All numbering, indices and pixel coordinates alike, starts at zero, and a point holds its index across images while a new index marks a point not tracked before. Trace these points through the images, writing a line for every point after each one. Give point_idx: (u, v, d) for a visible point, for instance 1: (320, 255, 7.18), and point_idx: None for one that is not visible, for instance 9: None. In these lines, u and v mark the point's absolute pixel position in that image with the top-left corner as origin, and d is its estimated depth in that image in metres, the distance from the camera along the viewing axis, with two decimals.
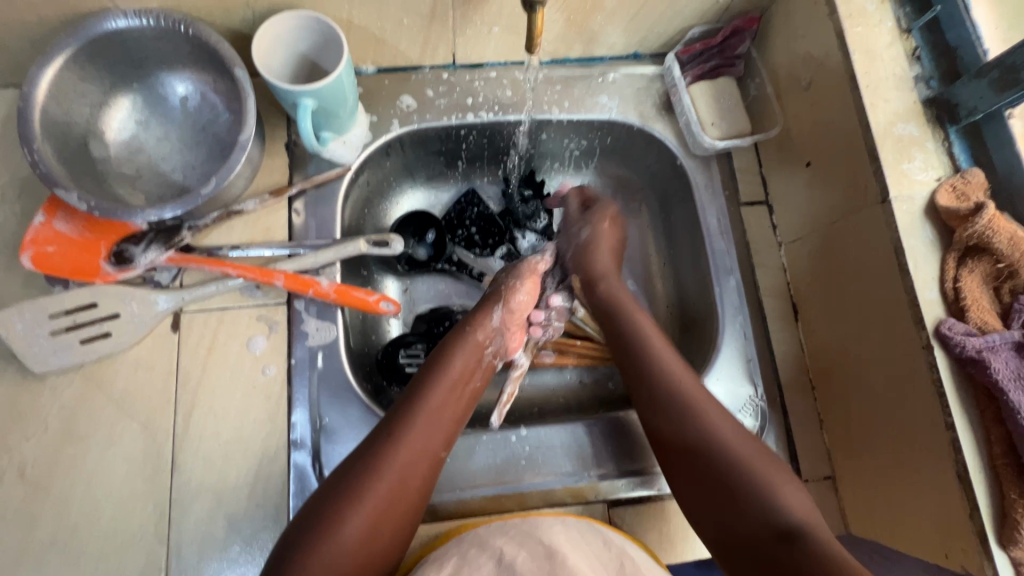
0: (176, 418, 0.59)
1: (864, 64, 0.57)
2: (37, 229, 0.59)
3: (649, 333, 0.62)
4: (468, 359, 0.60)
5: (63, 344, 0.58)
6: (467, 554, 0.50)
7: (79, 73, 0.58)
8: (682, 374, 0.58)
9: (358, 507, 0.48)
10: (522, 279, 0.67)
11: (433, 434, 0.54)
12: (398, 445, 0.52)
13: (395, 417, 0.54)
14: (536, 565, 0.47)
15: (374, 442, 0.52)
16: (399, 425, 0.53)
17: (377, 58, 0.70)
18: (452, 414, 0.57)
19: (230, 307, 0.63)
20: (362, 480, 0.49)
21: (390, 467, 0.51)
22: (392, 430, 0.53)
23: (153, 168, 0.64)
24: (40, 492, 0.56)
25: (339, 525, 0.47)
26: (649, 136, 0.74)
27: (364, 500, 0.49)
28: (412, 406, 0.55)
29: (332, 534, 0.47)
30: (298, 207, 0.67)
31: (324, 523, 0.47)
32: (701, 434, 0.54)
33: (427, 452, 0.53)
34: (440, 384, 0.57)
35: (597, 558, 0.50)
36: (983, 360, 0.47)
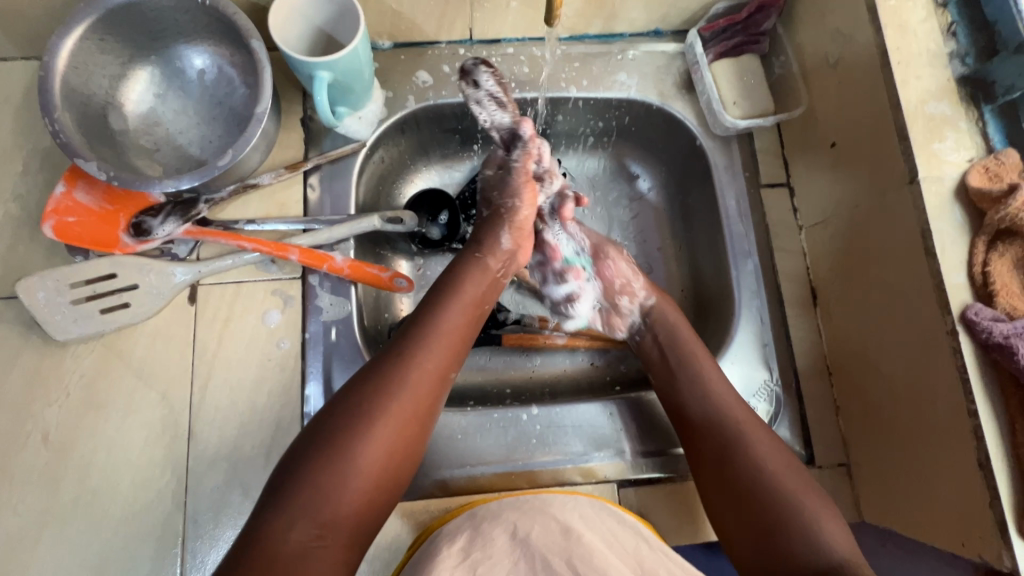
0: (193, 388, 0.60)
1: (897, 39, 0.55)
2: (59, 199, 0.60)
3: (704, 363, 0.61)
4: (479, 283, 0.60)
5: (84, 313, 0.59)
6: (478, 525, 0.51)
7: (98, 43, 0.58)
8: (740, 411, 0.58)
9: (376, 423, 0.49)
10: (520, 196, 0.65)
11: (448, 357, 0.55)
12: (415, 367, 0.52)
13: (409, 339, 0.54)
14: (552, 542, 0.49)
15: (386, 361, 0.52)
16: (385, 382, 0.51)
17: (394, 32, 0.69)
18: (444, 374, 0.54)
19: (246, 281, 0.63)
20: (380, 397, 0.50)
21: (407, 387, 0.51)
22: (408, 352, 0.53)
23: (170, 141, 0.64)
24: (63, 456, 0.58)
25: (354, 444, 0.48)
26: (668, 116, 0.73)
27: (380, 420, 0.49)
28: (426, 328, 0.55)
29: (343, 461, 0.47)
30: (313, 181, 0.67)
31: (337, 441, 0.48)
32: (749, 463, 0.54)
33: (418, 414, 0.51)
34: (455, 309, 0.57)
35: (614, 532, 0.50)
36: (1010, 346, 0.46)
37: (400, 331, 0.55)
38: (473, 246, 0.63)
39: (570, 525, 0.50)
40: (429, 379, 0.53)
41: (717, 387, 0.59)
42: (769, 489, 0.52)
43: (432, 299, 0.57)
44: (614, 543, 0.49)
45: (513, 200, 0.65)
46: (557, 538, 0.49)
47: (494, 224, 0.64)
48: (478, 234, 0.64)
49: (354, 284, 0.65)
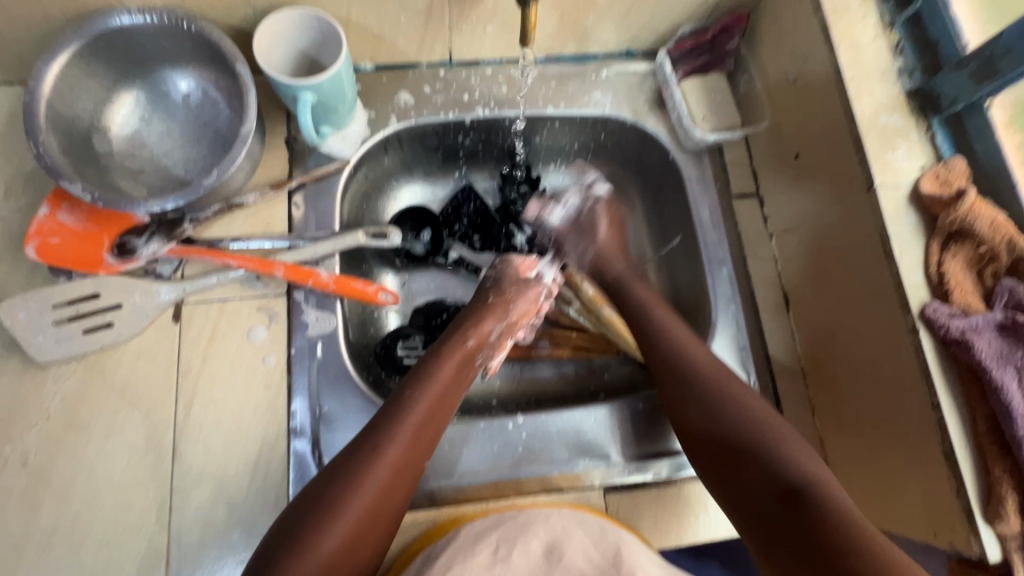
0: (178, 407, 0.60)
1: (849, 57, 0.59)
2: (42, 221, 0.60)
3: (682, 338, 0.62)
4: (459, 362, 0.61)
5: (66, 333, 0.59)
6: (463, 544, 0.51)
7: (84, 68, 0.59)
8: (692, 342, 0.61)
9: (343, 513, 0.49)
10: (523, 293, 0.68)
11: (415, 449, 0.54)
12: (380, 464, 0.52)
13: (379, 429, 0.54)
14: (535, 566, 0.50)
15: (362, 442, 0.53)
16: (359, 465, 0.51)
17: (375, 55, 0.71)
18: (417, 459, 0.54)
19: (231, 298, 0.63)
20: (344, 492, 0.50)
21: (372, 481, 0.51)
22: (376, 447, 0.52)
23: (155, 163, 0.65)
24: (43, 479, 0.57)
25: (318, 540, 0.47)
26: (641, 131, 0.76)
27: (345, 513, 0.49)
28: (401, 408, 0.55)
29: (309, 551, 0.46)
30: (298, 200, 0.68)
31: (300, 540, 0.47)
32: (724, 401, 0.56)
33: (387, 498, 0.51)
34: (423, 398, 0.57)
35: (594, 546, 0.52)
36: (966, 340, 0.48)
37: (378, 412, 0.56)
38: (463, 331, 0.64)
39: (554, 543, 0.52)
40: (404, 464, 0.53)
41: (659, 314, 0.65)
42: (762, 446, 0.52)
43: (424, 368, 0.60)
44: (595, 561, 0.51)
45: (512, 295, 0.67)
46: (539, 558, 0.50)
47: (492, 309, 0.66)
48: (468, 311, 0.67)
49: (339, 298, 0.65)
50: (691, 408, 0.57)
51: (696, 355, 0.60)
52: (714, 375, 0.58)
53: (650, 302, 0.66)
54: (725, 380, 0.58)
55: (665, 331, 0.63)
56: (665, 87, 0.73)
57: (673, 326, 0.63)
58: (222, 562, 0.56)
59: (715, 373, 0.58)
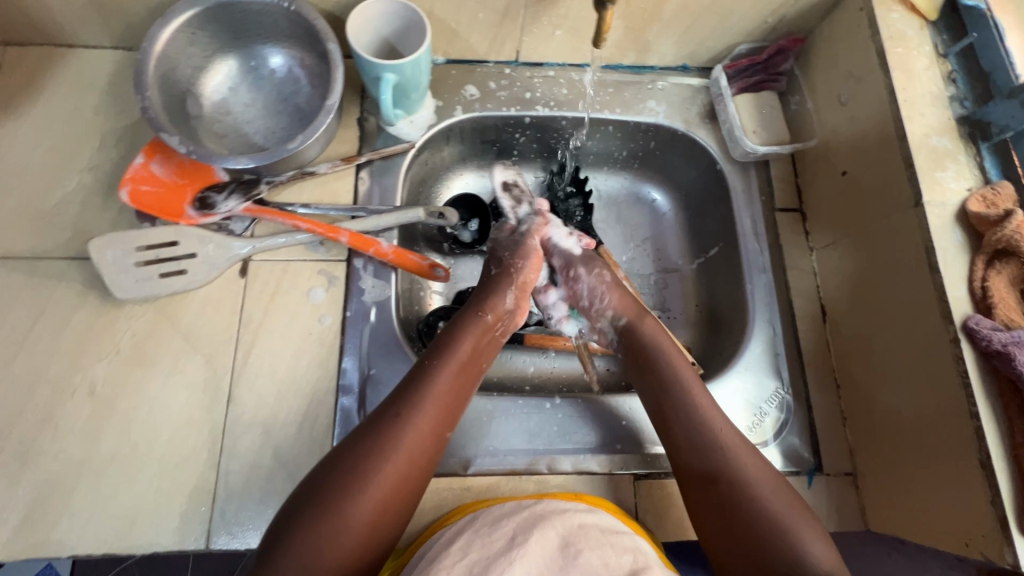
0: (236, 355, 0.64)
1: (903, 81, 0.61)
2: (137, 168, 0.65)
3: (696, 393, 0.60)
4: (478, 339, 0.63)
5: (145, 275, 0.63)
6: (483, 528, 0.53)
7: (190, 36, 0.64)
8: (701, 395, 0.60)
9: (367, 483, 0.51)
10: (527, 258, 0.70)
11: (438, 422, 0.57)
12: (404, 436, 0.54)
13: (402, 402, 0.56)
14: (549, 558, 0.50)
15: (385, 418, 0.55)
16: (383, 435, 0.54)
17: (448, 49, 0.76)
18: (439, 432, 0.57)
19: (294, 260, 0.67)
20: (370, 463, 0.52)
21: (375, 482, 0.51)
22: (379, 450, 0.53)
23: (238, 129, 0.70)
24: (106, 408, 0.60)
25: (345, 509, 0.50)
26: (691, 141, 0.79)
27: (368, 486, 0.51)
28: (423, 382, 0.58)
29: (340, 518, 0.49)
30: (364, 175, 0.72)
31: (327, 506, 0.49)
32: (720, 458, 0.56)
33: (411, 467, 0.54)
34: (444, 373, 0.59)
35: (612, 552, 0.51)
36: (1007, 352, 0.50)
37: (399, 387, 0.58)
38: (476, 307, 0.65)
39: (568, 539, 0.52)
40: (424, 433, 0.55)
41: (676, 360, 0.63)
42: (760, 515, 0.53)
43: (445, 342, 0.61)
44: (611, 564, 0.50)
45: (522, 261, 0.69)
46: (555, 549, 0.51)
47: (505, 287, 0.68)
48: (486, 287, 0.68)
49: (395, 270, 0.69)
50: (691, 470, 0.57)
51: (699, 405, 0.59)
52: (711, 442, 0.57)
53: (667, 349, 0.65)
54: (727, 437, 0.58)
55: (682, 388, 0.61)
56: (722, 95, 0.76)
57: (683, 372, 0.62)
58: (264, 506, 0.59)
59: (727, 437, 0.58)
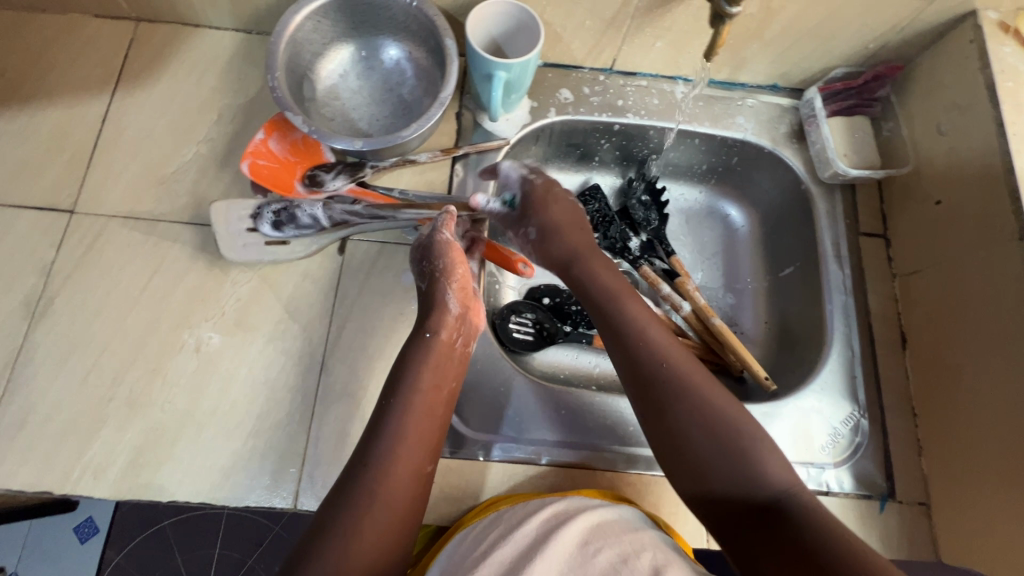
0: (330, 327, 0.67)
1: (1012, 115, 0.62)
2: (257, 143, 0.68)
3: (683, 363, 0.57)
4: (441, 359, 0.58)
5: (252, 240, 0.67)
6: (511, 524, 0.54)
7: (315, 24, 0.68)
8: (689, 364, 0.57)
9: (376, 498, 0.49)
10: (446, 255, 0.63)
11: (424, 435, 0.54)
12: (400, 450, 0.52)
13: (386, 419, 0.53)
14: (568, 554, 0.49)
15: (371, 436, 0.52)
16: (373, 453, 0.51)
17: (548, 53, 0.78)
18: (426, 444, 0.54)
19: (390, 242, 0.70)
20: (375, 477, 0.50)
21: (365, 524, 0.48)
22: (375, 468, 0.50)
23: (344, 114, 0.74)
24: (210, 366, 0.64)
25: (360, 525, 0.48)
26: (776, 159, 0.80)
27: (379, 502, 0.49)
28: (404, 395, 0.55)
29: (358, 535, 0.47)
30: (459, 168, 0.75)
31: (348, 524, 0.48)
32: (702, 418, 0.54)
33: (414, 481, 0.52)
34: (425, 385, 0.56)
35: (628, 547, 0.50)
36: None
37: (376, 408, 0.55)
38: (420, 325, 0.60)
39: (587, 539, 0.51)
40: (413, 446, 0.53)
41: (646, 326, 0.60)
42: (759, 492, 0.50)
43: (409, 362, 0.57)
44: (631, 559, 0.49)
45: (440, 261, 0.63)
46: (574, 545, 0.50)
47: (437, 289, 0.62)
48: (424, 302, 0.62)
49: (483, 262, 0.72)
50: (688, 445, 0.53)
51: (681, 370, 0.56)
52: (695, 401, 0.54)
53: (636, 311, 0.62)
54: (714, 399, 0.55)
55: (647, 345, 0.59)
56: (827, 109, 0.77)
57: (655, 336, 0.59)
58: None
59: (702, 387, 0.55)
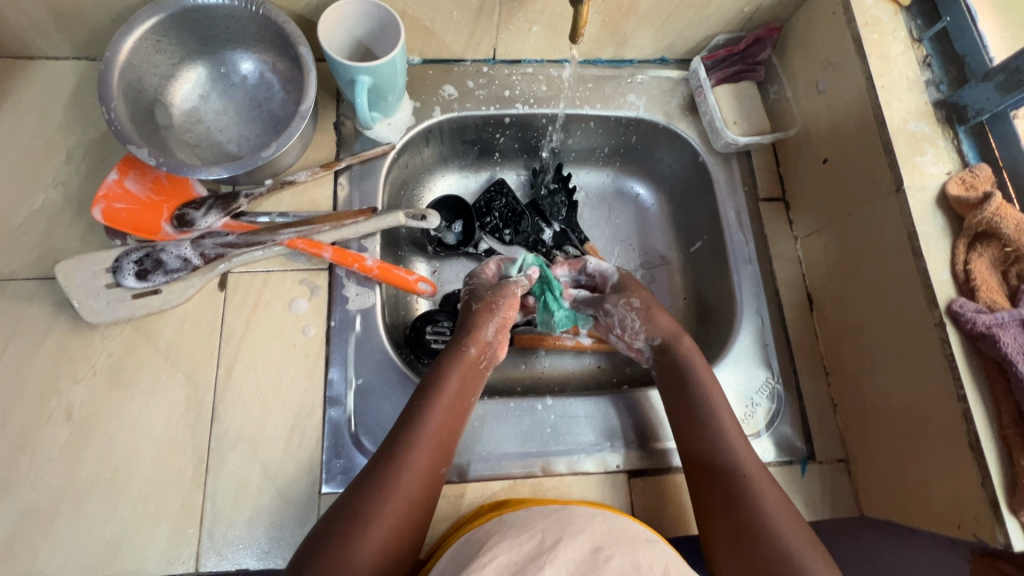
0: (219, 371, 0.62)
1: (879, 68, 0.62)
2: (110, 185, 0.62)
3: (714, 395, 0.62)
4: (461, 377, 0.61)
5: (116, 297, 0.60)
6: (509, 532, 0.50)
7: (156, 44, 0.62)
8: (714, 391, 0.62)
9: (381, 511, 0.51)
10: (505, 297, 0.68)
11: (437, 454, 0.56)
12: (412, 465, 0.54)
13: (407, 430, 0.56)
14: (578, 561, 0.45)
15: (387, 446, 0.55)
16: (392, 460, 0.54)
17: (424, 50, 0.74)
18: (442, 460, 0.57)
19: (275, 271, 0.66)
20: (385, 490, 0.52)
21: (364, 556, 0.49)
22: (387, 478, 0.53)
23: (210, 138, 0.68)
24: (86, 432, 0.58)
25: (357, 539, 0.49)
26: (673, 134, 0.79)
27: (381, 516, 0.51)
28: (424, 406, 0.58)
29: (351, 552, 0.49)
30: (343, 181, 0.70)
31: (345, 537, 0.49)
32: (715, 443, 0.59)
33: (423, 495, 0.54)
34: (439, 403, 0.58)
35: (643, 557, 0.47)
36: (992, 334, 0.50)
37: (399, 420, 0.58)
38: (460, 339, 0.64)
39: (599, 546, 0.47)
40: (430, 459, 0.55)
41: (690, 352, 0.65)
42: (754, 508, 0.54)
43: (437, 372, 0.61)
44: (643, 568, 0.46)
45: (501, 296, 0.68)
46: (585, 554, 0.46)
47: (478, 316, 0.66)
48: (466, 320, 0.67)
49: (380, 284, 0.67)
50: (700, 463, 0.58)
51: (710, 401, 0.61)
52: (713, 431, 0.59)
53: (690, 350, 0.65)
54: (731, 434, 0.59)
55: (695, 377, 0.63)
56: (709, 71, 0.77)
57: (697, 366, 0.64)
58: (253, 525, 0.57)
59: (728, 427, 0.60)
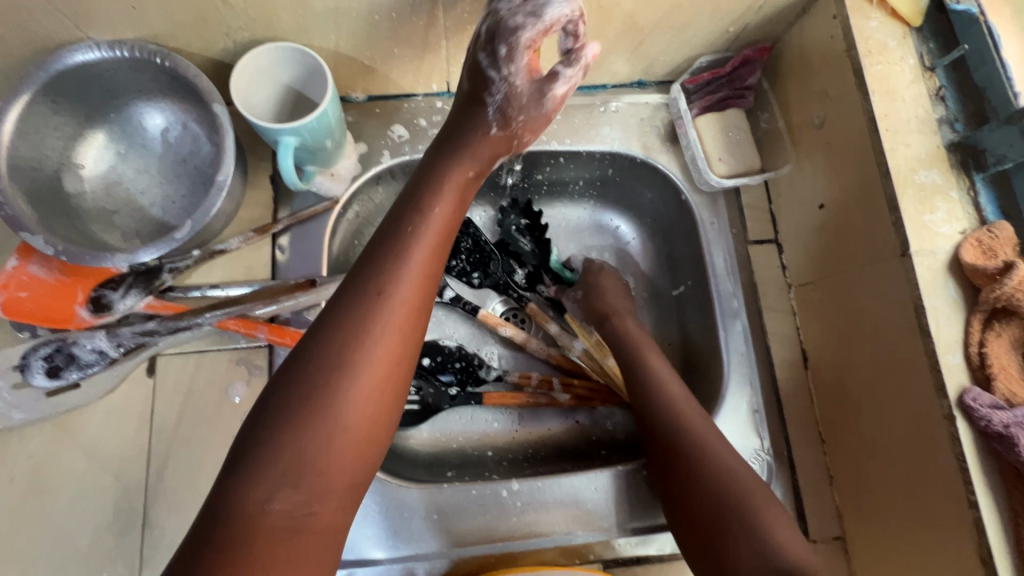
0: (149, 470, 0.56)
1: (884, 106, 0.53)
2: (11, 273, 0.55)
3: (669, 385, 0.59)
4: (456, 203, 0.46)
5: (28, 396, 0.55)
6: None
7: (52, 107, 0.54)
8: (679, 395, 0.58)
9: (367, 320, 0.39)
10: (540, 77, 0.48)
11: (427, 293, 0.42)
12: (401, 279, 0.41)
13: (387, 247, 0.42)
14: None
15: (376, 247, 0.42)
16: (374, 278, 0.40)
17: (367, 86, 0.66)
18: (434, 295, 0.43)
19: (209, 350, 0.59)
20: (362, 307, 0.39)
21: (365, 364, 0.38)
22: (374, 274, 0.40)
23: (131, 203, 0.61)
24: (4, 548, 0.53)
25: (335, 385, 0.37)
26: (652, 168, 0.70)
27: (365, 351, 0.38)
28: (414, 221, 0.44)
29: (324, 417, 0.37)
30: (282, 243, 0.63)
31: (323, 366, 0.37)
32: (688, 443, 0.53)
33: (412, 332, 0.40)
34: (427, 236, 0.43)
35: None
36: (1010, 436, 0.44)
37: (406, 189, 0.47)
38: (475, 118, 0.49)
39: None
40: (418, 297, 0.41)
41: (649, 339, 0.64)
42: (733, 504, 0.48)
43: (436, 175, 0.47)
44: None
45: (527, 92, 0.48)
46: None
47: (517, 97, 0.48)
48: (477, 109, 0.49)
49: None
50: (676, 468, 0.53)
51: (670, 400, 0.57)
52: (687, 431, 0.55)
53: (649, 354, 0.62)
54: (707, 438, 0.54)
55: (661, 389, 0.58)
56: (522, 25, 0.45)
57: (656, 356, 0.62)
58: None
59: (702, 430, 0.55)
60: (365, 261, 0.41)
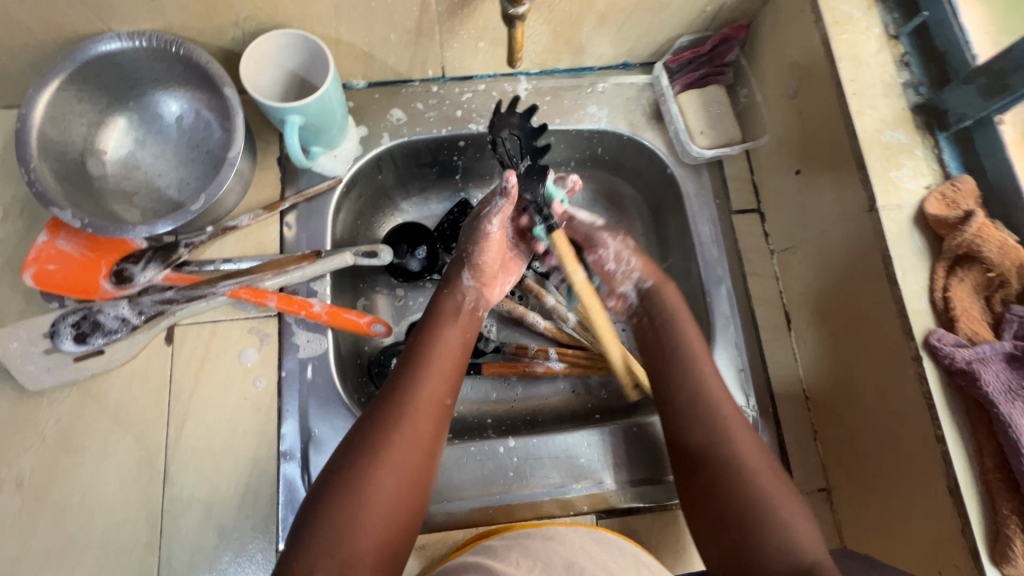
0: (168, 430, 0.60)
1: (851, 72, 0.56)
2: (41, 247, 0.60)
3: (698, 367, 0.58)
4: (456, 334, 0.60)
5: (57, 361, 0.59)
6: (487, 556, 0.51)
7: (77, 94, 0.59)
8: (707, 377, 0.57)
9: (385, 448, 0.50)
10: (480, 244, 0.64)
11: (436, 417, 0.54)
12: (413, 408, 0.53)
13: (401, 383, 0.54)
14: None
15: (392, 385, 0.54)
16: (388, 413, 0.52)
17: (367, 72, 0.70)
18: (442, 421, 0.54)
19: (222, 320, 0.63)
20: (380, 435, 0.51)
21: (382, 478, 0.49)
22: (394, 404, 0.53)
23: (149, 184, 0.65)
24: (37, 501, 0.57)
25: (354, 509, 0.47)
26: (638, 145, 0.74)
27: (385, 467, 0.49)
28: (422, 358, 0.57)
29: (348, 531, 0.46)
30: (289, 220, 0.68)
31: (348, 487, 0.48)
32: (713, 430, 0.54)
33: (425, 451, 0.52)
34: (432, 368, 0.56)
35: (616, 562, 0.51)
36: (972, 371, 0.47)
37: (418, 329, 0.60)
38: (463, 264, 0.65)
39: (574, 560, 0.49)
40: (426, 420, 0.53)
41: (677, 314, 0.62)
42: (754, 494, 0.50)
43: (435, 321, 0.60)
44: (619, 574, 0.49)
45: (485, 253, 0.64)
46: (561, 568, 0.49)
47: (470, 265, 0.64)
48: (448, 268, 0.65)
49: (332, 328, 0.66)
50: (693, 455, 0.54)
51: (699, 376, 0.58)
52: (716, 423, 0.55)
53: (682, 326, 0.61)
54: (734, 427, 0.54)
55: (687, 369, 0.58)
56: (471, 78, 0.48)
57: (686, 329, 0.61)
58: None
59: (725, 414, 0.55)
60: (375, 411, 0.52)
